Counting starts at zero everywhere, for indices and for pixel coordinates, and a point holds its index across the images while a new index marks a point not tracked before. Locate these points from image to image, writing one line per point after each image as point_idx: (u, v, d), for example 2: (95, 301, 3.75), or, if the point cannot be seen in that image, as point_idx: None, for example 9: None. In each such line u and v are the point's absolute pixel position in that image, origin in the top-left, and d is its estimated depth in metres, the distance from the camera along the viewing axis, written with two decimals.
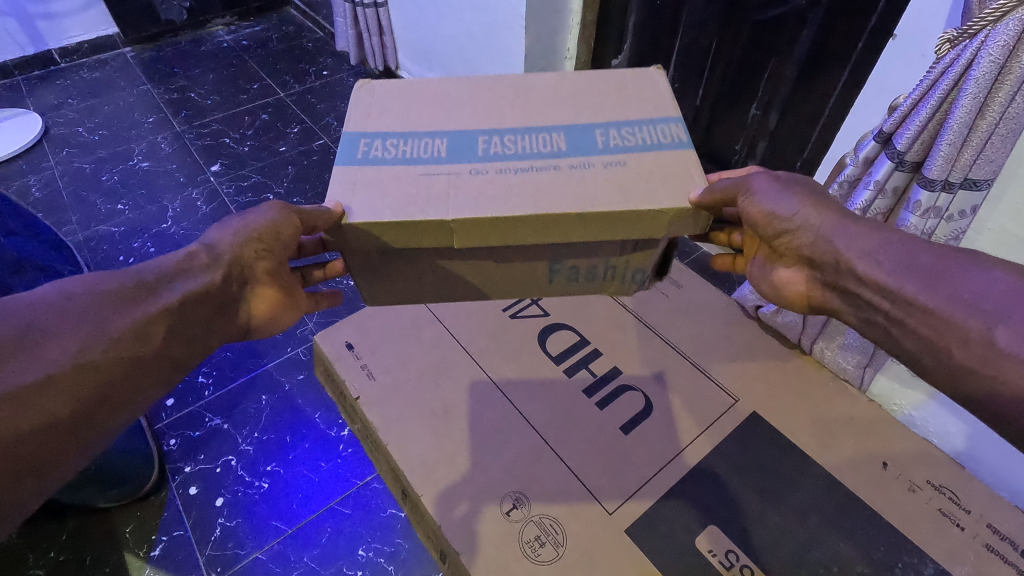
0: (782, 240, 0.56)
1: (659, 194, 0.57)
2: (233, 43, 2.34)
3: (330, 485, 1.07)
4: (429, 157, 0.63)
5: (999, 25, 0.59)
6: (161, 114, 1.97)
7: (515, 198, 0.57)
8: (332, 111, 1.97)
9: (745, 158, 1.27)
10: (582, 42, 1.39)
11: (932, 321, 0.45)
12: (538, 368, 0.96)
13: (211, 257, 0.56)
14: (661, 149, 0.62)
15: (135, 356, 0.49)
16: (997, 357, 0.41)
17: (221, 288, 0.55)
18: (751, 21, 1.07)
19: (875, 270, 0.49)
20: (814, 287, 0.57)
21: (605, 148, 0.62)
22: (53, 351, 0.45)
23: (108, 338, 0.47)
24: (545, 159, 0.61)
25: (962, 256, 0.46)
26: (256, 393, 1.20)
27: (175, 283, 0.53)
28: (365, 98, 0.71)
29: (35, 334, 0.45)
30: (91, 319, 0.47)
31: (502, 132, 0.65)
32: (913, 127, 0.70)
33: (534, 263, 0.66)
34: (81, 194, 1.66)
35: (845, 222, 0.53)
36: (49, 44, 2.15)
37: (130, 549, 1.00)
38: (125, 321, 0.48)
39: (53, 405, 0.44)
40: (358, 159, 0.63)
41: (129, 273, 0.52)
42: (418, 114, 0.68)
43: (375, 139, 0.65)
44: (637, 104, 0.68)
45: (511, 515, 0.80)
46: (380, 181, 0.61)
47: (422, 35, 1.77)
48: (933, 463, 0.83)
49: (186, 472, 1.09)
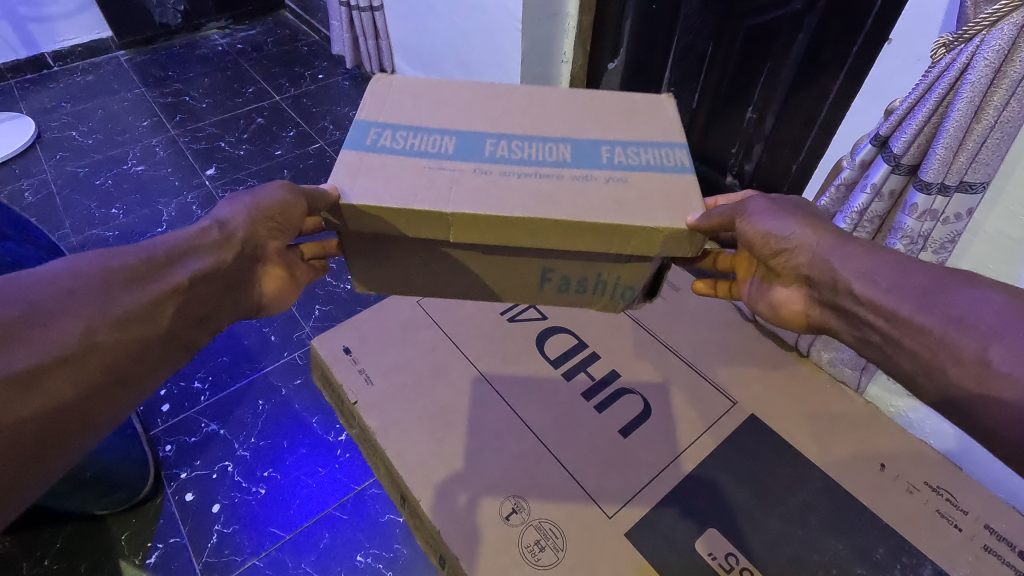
0: (780, 259, 0.57)
1: (657, 213, 0.57)
2: (228, 46, 2.33)
3: (328, 491, 1.06)
4: (435, 152, 0.63)
5: (994, 30, 0.60)
6: (155, 118, 1.96)
7: (516, 200, 0.57)
8: (328, 115, 1.97)
9: (741, 161, 1.26)
10: (578, 45, 1.38)
11: (926, 341, 0.45)
12: (537, 371, 0.96)
13: (223, 234, 0.56)
14: (664, 172, 0.62)
15: (141, 338, 0.48)
16: (997, 359, 0.42)
17: (230, 266, 0.56)
18: (748, 24, 1.08)
19: (872, 289, 0.49)
20: (811, 306, 0.57)
21: (609, 164, 0.63)
22: (59, 332, 0.44)
23: (116, 318, 0.47)
24: (549, 168, 0.61)
25: (956, 277, 0.47)
26: (253, 398, 1.20)
27: (186, 262, 0.53)
28: (381, 90, 0.71)
29: (40, 315, 0.43)
30: (96, 298, 0.46)
31: (511, 137, 0.65)
32: (909, 131, 0.70)
33: (525, 265, 0.65)
34: (75, 198, 1.65)
35: (842, 242, 0.53)
36: (42, 48, 2.13)
37: (125, 557, 0.98)
38: (133, 300, 0.48)
39: (58, 387, 0.43)
40: (366, 146, 0.63)
41: (135, 250, 0.51)
42: (428, 114, 0.68)
43: (386, 130, 0.65)
44: (639, 126, 0.68)
45: (511, 519, 0.79)
46: (383, 168, 0.61)
47: (417, 38, 1.77)
48: (930, 464, 0.84)
49: (182, 479, 1.08)
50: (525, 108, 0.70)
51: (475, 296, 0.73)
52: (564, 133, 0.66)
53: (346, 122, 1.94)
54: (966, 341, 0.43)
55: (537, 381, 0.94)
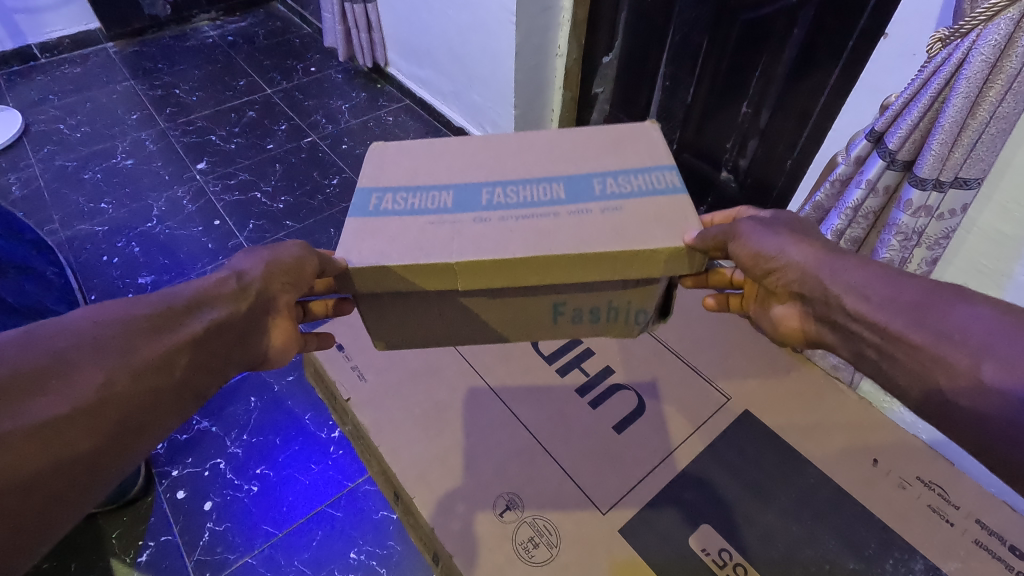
0: (771, 277, 0.56)
1: (655, 235, 0.57)
2: (219, 38, 2.30)
3: (321, 488, 1.05)
4: (436, 208, 0.63)
5: (990, 25, 0.59)
6: (144, 111, 1.93)
7: (517, 241, 0.57)
8: (320, 109, 1.95)
9: (736, 157, 1.25)
10: (573, 39, 1.40)
11: (921, 357, 0.44)
12: (530, 370, 0.95)
13: (240, 285, 0.55)
14: (659, 195, 0.61)
15: (156, 388, 0.46)
16: (986, 376, 0.41)
17: (244, 317, 0.54)
18: (742, 20, 1.08)
19: (863, 304, 0.49)
20: (807, 320, 0.57)
21: (603, 194, 0.62)
22: (79, 383, 0.42)
23: (133, 369, 0.45)
24: (544, 207, 0.61)
25: (951, 291, 0.46)
26: (246, 396, 1.19)
27: (204, 311, 0.51)
28: (378, 156, 0.71)
29: (62, 365, 0.42)
30: (118, 349, 0.45)
31: (505, 183, 0.65)
32: (904, 127, 0.70)
33: (536, 305, 0.65)
34: (64, 192, 1.63)
35: (832, 256, 0.53)
36: (28, 40, 2.10)
37: (116, 554, 0.98)
38: (151, 351, 0.46)
39: (75, 440, 0.41)
40: (369, 211, 0.63)
41: (160, 298, 0.50)
42: (429, 170, 0.68)
43: (386, 193, 0.65)
44: (635, 155, 0.67)
45: (505, 516, 0.79)
46: (387, 231, 0.60)
47: (411, 32, 1.75)
48: (921, 459, 0.84)
49: (173, 476, 1.07)
50: (522, 151, 0.70)
51: (480, 339, 0.72)
52: (560, 172, 0.66)
53: (339, 115, 1.92)
54: (964, 336, 0.43)
55: (533, 378, 0.94)
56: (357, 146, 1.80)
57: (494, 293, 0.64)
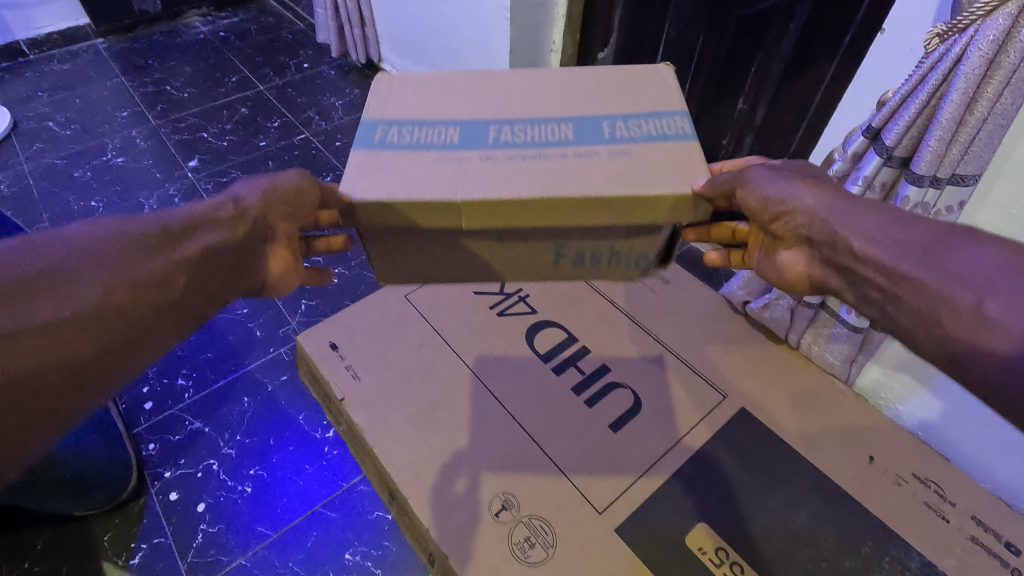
0: (778, 223, 0.55)
1: (660, 181, 0.56)
2: (210, 34, 2.28)
3: (316, 489, 1.05)
4: (442, 143, 0.62)
5: (988, 20, 0.59)
6: (135, 108, 1.91)
7: (522, 179, 0.57)
8: (313, 106, 1.93)
9: (733, 153, 1.25)
10: (567, 35, 1.37)
11: (920, 292, 0.45)
12: (533, 375, 0.93)
13: (237, 211, 0.57)
14: (666, 140, 0.60)
15: (154, 303, 0.49)
16: (989, 312, 0.41)
17: (240, 243, 0.56)
18: (738, 15, 1.07)
19: (871, 246, 0.48)
20: (813, 264, 0.56)
21: (611, 138, 0.61)
22: (79, 291, 0.45)
23: (132, 282, 0.47)
24: (551, 148, 0.60)
25: (959, 230, 0.46)
26: (239, 396, 1.18)
27: (200, 233, 0.54)
28: (384, 90, 0.69)
29: (59, 273, 0.45)
30: (117, 262, 0.47)
31: (511, 121, 0.64)
32: (902, 122, 0.69)
33: (535, 247, 0.65)
34: (54, 190, 1.61)
35: (842, 200, 0.52)
36: (17, 36, 2.07)
37: (109, 558, 0.97)
38: (150, 266, 0.49)
39: (76, 344, 0.44)
40: (375, 143, 0.62)
41: (155, 219, 0.52)
42: (433, 106, 0.66)
43: (392, 126, 0.64)
44: (644, 98, 0.66)
45: (500, 516, 0.79)
46: (392, 165, 0.59)
47: (405, 28, 1.73)
48: (916, 456, 0.84)
49: (166, 478, 1.06)
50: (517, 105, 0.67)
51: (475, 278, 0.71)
52: (569, 112, 0.65)
53: (333, 112, 1.91)
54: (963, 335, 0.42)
55: (535, 381, 0.92)
56: (350, 144, 1.79)
57: (497, 235, 0.63)
